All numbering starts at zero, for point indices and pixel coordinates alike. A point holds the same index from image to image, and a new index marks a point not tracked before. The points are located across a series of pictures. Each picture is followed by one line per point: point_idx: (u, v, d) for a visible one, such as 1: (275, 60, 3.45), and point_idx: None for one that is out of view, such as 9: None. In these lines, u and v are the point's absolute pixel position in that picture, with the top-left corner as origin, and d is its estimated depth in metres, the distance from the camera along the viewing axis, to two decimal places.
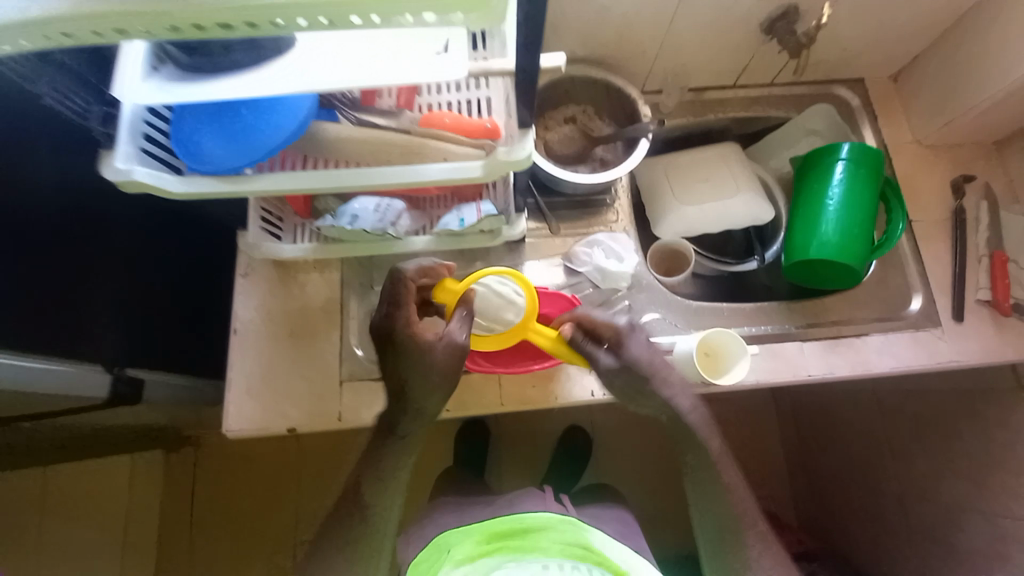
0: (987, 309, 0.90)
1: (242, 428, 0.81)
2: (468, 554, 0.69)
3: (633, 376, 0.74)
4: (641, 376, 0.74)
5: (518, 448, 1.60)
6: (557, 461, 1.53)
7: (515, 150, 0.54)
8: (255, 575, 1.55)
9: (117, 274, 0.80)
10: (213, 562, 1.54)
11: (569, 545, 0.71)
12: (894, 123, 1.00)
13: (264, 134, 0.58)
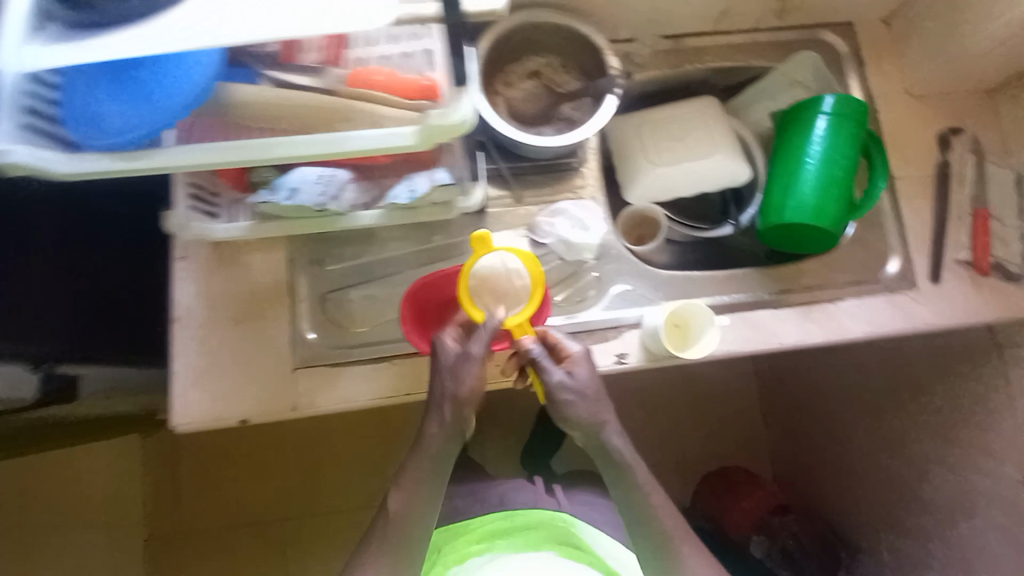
0: (966, 269, 0.87)
1: (192, 422, 0.77)
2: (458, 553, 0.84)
3: (584, 402, 0.73)
4: (587, 403, 0.73)
5: (498, 418, 1.60)
6: (539, 429, 1.54)
7: (451, 113, 0.47)
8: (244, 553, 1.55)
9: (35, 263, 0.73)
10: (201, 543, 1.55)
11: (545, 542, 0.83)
12: (883, 70, 0.92)
13: (169, 97, 0.49)
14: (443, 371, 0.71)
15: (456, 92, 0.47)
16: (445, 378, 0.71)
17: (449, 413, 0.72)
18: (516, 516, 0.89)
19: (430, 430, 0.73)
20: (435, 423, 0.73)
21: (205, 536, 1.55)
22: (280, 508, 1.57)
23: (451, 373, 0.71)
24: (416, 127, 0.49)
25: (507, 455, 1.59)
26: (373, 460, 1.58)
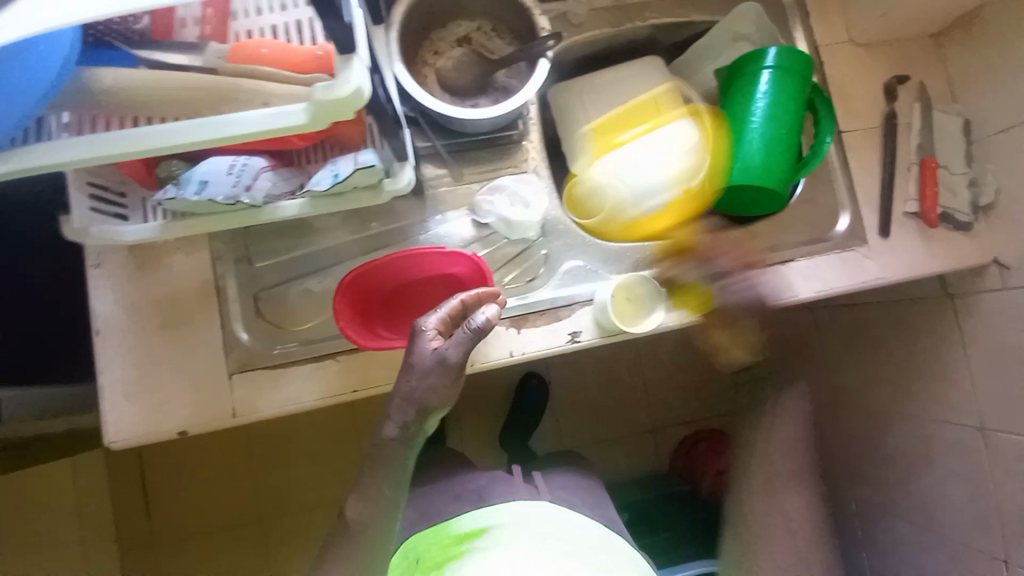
0: (916, 221, 0.86)
1: (125, 439, 0.72)
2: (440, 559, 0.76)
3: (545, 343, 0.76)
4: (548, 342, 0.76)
5: (474, 402, 1.59)
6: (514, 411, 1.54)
7: (337, 86, 0.42)
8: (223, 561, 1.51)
9: None
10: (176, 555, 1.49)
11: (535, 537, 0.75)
12: (829, 20, 0.89)
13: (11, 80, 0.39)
14: (412, 365, 0.68)
15: (342, 60, 0.42)
16: (413, 375, 0.67)
17: (411, 415, 0.68)
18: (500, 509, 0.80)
19: (388, 433, 0.69)
20: (395, 425, 0.69)
21: (179, 547, 1.49)
22: (256, 509, 1.52)
23: (421, 370, 0.67)
24: (305, 104, 0.44)
25: (484, 438, 1.58)
26: (349, 453, 1.54)
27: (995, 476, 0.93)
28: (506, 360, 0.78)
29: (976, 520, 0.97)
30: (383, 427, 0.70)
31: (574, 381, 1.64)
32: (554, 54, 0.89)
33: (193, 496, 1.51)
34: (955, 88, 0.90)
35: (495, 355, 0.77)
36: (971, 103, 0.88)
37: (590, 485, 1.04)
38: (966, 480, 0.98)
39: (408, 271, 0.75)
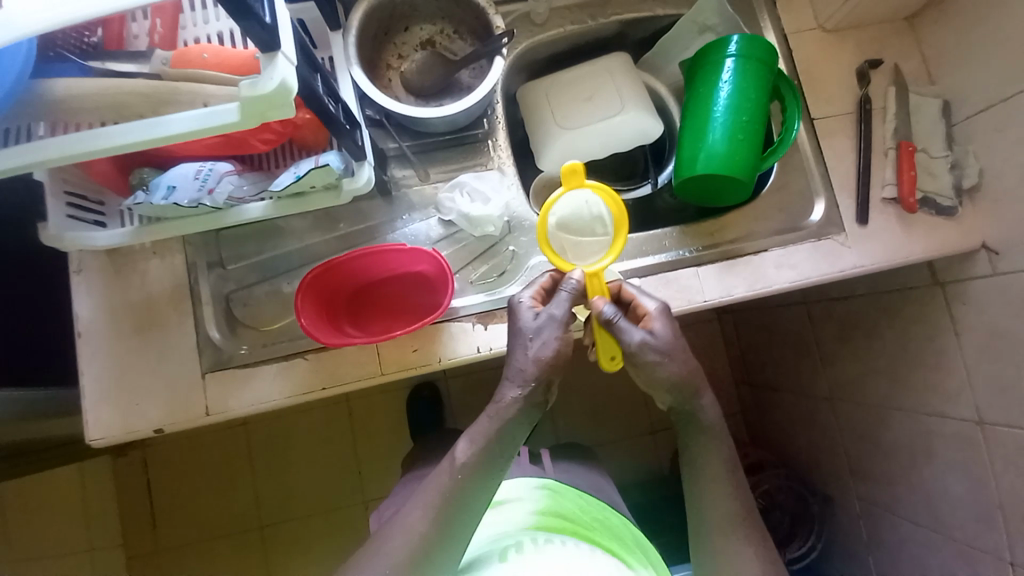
0: (894, 207, 0.84)
1: (106, 436, 0.75)
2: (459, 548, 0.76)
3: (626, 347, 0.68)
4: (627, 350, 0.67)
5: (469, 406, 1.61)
6: None
7: (262, 82, 0.44)
8: (223, 563, 1.56)
9: None
10: (182, 552, 1.57)
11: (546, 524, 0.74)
12: (794, 7, 0.88)
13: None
14: (524, 335, 0.66)
15: (266, 59, 0.44)
16: (530, 341, 0.65)
17: (533, 375, 0.64)
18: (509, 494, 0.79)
19: (509, 394, 0.65)
20: (516, 385, 0.64)
21: (186, 552, 1.57)
22: (258, 515, 1.58)
23: (536, 332, 0.66)
24: (237, 103, 0.46)
25: None
26: (347, 459, 1.60)
27: (996, 469, 0.89)
28: (474, 356, 0.78)
29: (980, 516, 0.93)
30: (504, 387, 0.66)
31: (569, 382, 1.63)
32: (522, 52, 0.90)
33: (201, 504, 1.59)
34: (930, 69, 0.87)
35: (462, 351, 0.77)
36: (947, 84, 0.86)
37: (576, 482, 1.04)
38: (967, 476, 0.94)
39: (375, 269, 0.78)
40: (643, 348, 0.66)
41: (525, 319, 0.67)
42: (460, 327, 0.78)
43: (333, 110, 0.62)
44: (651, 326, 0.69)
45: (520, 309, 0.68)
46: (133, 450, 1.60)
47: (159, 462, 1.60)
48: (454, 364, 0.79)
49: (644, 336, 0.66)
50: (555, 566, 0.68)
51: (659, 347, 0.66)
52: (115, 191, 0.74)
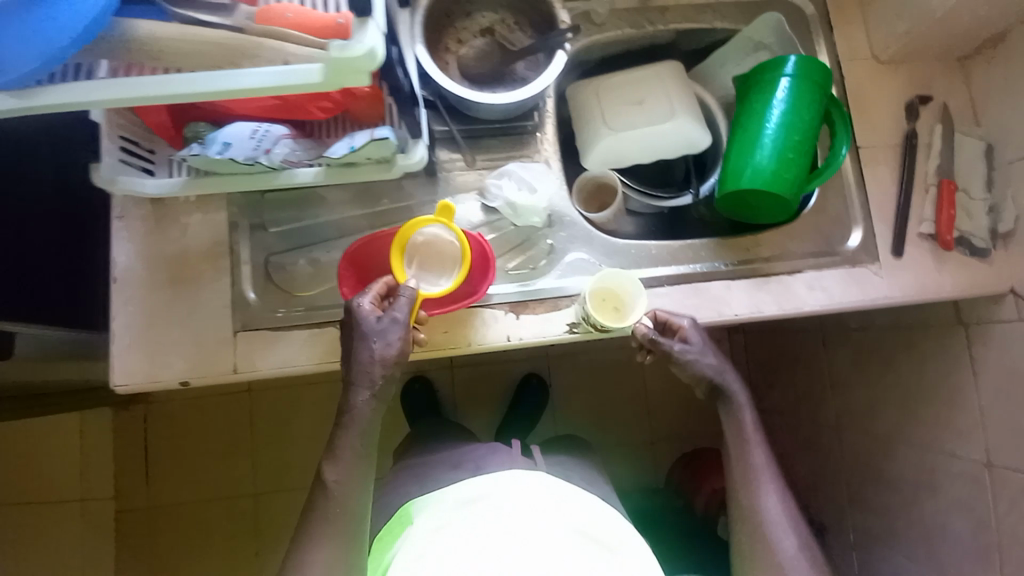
0: (930, 242, 0.85)
1: (131, 383, 0.75)
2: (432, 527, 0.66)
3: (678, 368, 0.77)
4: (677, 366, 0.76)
5: (475, 399, 1.66)
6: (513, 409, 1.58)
7: (351, 45, 0.44)
8: (213, 527, 1.58)
9: None
10: (172, 511, 1.58)
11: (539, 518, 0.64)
12: (851, 34, 0.89)
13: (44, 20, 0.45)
14: (366, 338, 0.68)
15: (357, 23, 0.44)
16: (370, 343, 0.68)
17: (380, 375, 0.69)
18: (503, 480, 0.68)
19: (359, 398, 0.69)
20: (365, 388, 0.69)
21: (174, 514, 1.58)
22: (252, 483, 1.60)
23: (381, 335, 0.68)
24: (321, 64, 0.47)
25: (485, 428, 1.65)
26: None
27: (1000, 511, 0.90)
28: (503, 344, 0.79)
29: (978, 556, 0.93)
30: (352, 383, 0.69)
31: (575, 385, 1.67)
32: (577, 50, 0.91)
33: (195, 468, 1.59)
34: (978, 111, 0.88)
35: (493, 337, 0.79)
36: (993, 126, 0.86)
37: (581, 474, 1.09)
38: (969, 517, 0.95)
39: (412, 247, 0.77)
40: (686, 354, 0.76)
41: (369, 324, 0.68)
42: (492, 313, 0.79)
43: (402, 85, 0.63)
44: (687, 337, 0.77)
45: (365, 316, 0.69)
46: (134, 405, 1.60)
47: (159, 420, 1.60)
48: (482, 350, 0.80)
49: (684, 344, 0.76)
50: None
51: (698, 353, 0.76)
52: (168, 142, 0.75)
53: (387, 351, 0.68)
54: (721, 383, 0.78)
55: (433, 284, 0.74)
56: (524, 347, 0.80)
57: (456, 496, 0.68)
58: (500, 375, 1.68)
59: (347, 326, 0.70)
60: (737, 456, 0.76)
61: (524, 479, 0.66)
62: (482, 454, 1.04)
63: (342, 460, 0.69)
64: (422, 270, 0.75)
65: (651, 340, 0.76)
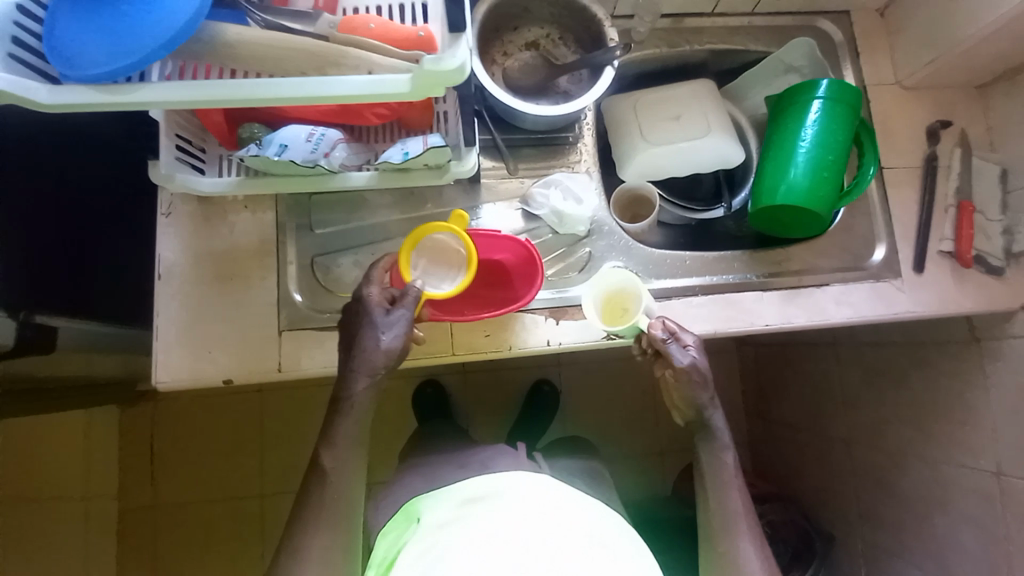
0: (950, 260, 0.89)
1: (173, 381, 0.75)
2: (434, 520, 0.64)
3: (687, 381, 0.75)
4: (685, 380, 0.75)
5: (484, 402, 1.67)
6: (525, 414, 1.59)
7: (445, 59, 0.46)
8: (217, 526, 1.56)
9: None
10: (176, 509, 1.56)
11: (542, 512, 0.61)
12: (876, 62, 0.94)
13: (142, 26, 0.47)
14: (367, 329, 0.66)
15: (451, 39, 0.46)
16: (371, 334, 0.66)
17: (382, 365, 0.66)
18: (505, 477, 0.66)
19: (357, 385, 0.66)
20: (364, 375, 0.66)
21: (178, 513, 1.56)
22: (258, 484, 1.58)
23: (383, 326, 0.66)
24: (408, 75, 0.48)
25: (496, 432, 1.65)
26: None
27: (1011, 522, 0.93)
28: (542, 348, 0.81)
29: (988, 566, 0.97)
30: (350, 377, 0.66)
31: (584, 391, 1.69)
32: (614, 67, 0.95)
33: (201, 468, 1.58)
34: (993, 137, 0.93)
35: (532, 342, 0.80)
36: (1009, 152, 0.91)
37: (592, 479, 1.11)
38: (981, 528, 0.98)
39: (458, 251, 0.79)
40: (692, 368, 0.74)
41: (371, 313, 0.67)
42: (532, 318, 0.81)
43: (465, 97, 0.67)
44: (693, 350, 0.75)
45: (369, 305, 0.67)
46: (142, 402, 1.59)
47: (167, 417, 1.59)
48: (521, 353, 0.82)
49: (693, 358, 0.75)
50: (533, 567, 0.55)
51: (701, 372, 0.75)
52: (222, 141, 0.76)
53: (387, 343, 0.66)
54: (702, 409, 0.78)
55: (436, 285, 0.74)
56: (563, 351, 0.82)
57: (468, 491, 0.66)
58: (510, 380, 1.69)
59: (351, 316, 0.68)
60: (724, 482, 0.76)
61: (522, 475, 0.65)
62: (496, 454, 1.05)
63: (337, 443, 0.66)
64: (428, 272, 0.75)
65: (663, 345, 0.74)
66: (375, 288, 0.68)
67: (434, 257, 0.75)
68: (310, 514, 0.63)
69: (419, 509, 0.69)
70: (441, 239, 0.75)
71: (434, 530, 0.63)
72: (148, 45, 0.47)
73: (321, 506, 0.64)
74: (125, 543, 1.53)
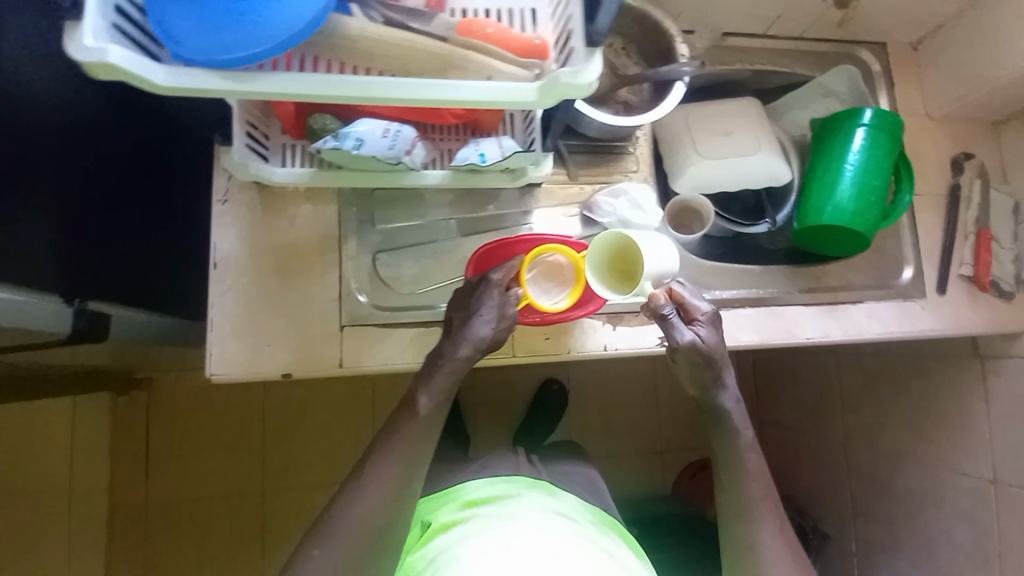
0: (968, 283, 0.95)
1: (229, 373, 0.73)
2: (448, 518, 0.72)
3: (697, 364, 0.70)
4: (699, 363, 0.70)
5: (486, 408, 1.58)
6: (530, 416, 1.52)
7: (581, 72, 0.47)
8: (213, 525, 1.44)
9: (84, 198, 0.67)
10: (168, 508, 1.43)
11: (545, 507, 0.71)
12: (908, 92, 1.00)
13: (270, 13, 0.46)
14: (481, 308, 0.66)
15: (587, 53, 0.48)
16: (482, 315, 0.65)
17: (487, 347, 0.66)
18: (505, 482, 0.78)
19: (460, 352, 0.64)
20: (469, 345, 0.65)
21: (170, 510, 1.43)
22: (259, 481, 1.47)
23: (496, 309, 0.66)
24: (537, 82, 0.49)
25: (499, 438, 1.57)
26: (359, 434, 1.51)
27: (1004, 525, 1.01)
28: (599, 353, 0.83)
29: (979, 564, 1.05)
30: (453, 348, 0.65)
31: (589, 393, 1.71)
32: None
33: (198, 462, 1.46)
34: (1007, 170, 1.00)
35: (590, 345, 0.82)
36: (1020, 186, 0.98)
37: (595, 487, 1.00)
38: (975, 529, 1.06)
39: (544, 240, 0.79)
40: (691, 347, 0.69)
41: (488, 293, 0.67)
42: (590, 323, 0.82)
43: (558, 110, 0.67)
44: (698, 329, 0.71)
45: (489, 285, 0.67)
46: (135, 390, 1.45)
47: (163, 407, 1.46)
48: (578, 356, 0.84)
49: (693, 337, 0.70)
50: (541, 539, 0.63)
51: (706, 355, 0.69)
52: (288, 131, 0.73)
53: (494, 328, 0.65)
54: (717, 368, 0.70)
55: (540, 293, 0.75)
56: (617, 356, 0.84)
57: (464, 486, 0.80)
58: (511, 382, 1.61)
59: (469, 290, 0.68)
60: None
61: (523, 486, 0.77)
62: (490, 461, 0.99)
63: (436, 383, 0.63)
64: (531, 282, 0.76)
65: (658, 316, 0.70)
66: (499, 272, 0.68)
67: (552, 270, 0.76)
68: (392, 439, 0.61)
69: (424, 515, 0.78)
70: (560, 258, 0.76)
71: (447, 515, 0.73)
72: (277, 33, 0.45)
73: (409, 445, 0.61)
74: (114, 545, 1.40)
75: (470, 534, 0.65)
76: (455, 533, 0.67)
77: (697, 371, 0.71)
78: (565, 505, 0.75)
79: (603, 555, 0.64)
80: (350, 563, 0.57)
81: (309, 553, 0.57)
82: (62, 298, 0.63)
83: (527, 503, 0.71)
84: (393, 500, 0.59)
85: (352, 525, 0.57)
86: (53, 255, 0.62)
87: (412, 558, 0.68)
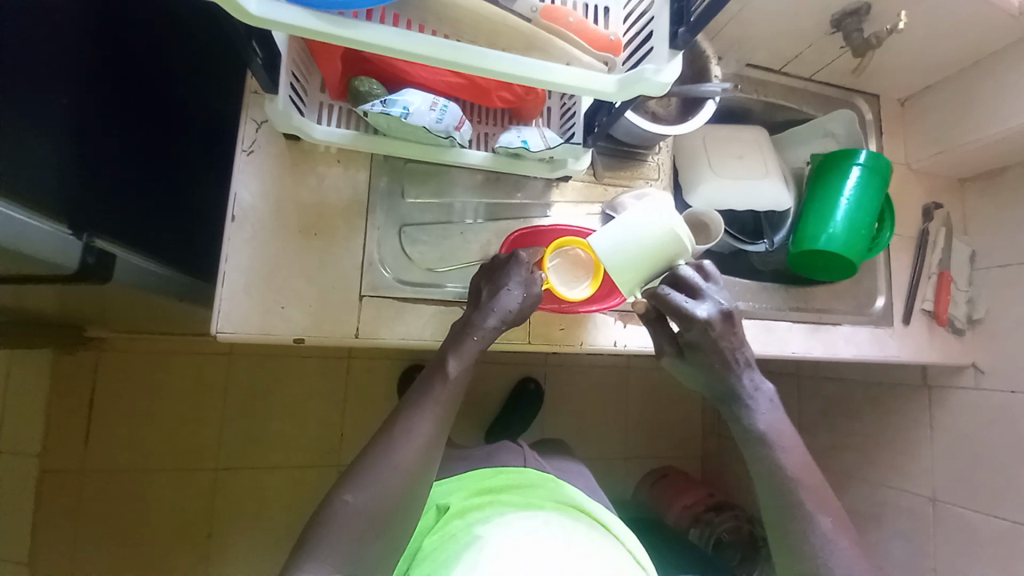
0: (929, 318, 1.06)
1: (237, 332, 0.70)
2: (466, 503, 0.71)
3: (697, 366, 0.75)
4: (701, 365, 0.74)
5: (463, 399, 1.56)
6: (506, 410, 1.52)
7: (663, 73, 0.51)
8: (157, 497, 1.34)
9: (97, 126, 0.63)
10: (106, 476, 1.31)
11: (561, 503, 0.72)
12: (894, 142, 1.11)
13: None
14: (510, 284, 0.68)
15: (669, 55, 0.51)
16: (510, 290, 0.67)
17: (515, 321, 0.67)
18: (519, 473, 0.78)
19: (488, 323, 0.66)
20: (496, 316, 0.66)
21: (111, 480, 1.32)
22: (214, 455, 1.38)
23: (522, 286, 0.68)
24: (617, 78, 0.52)
25: (472, 431, 1.55)
26: (331, 417, 1.46)
27: (938, 541, 1.12)
28: (608, 348, 0.84)
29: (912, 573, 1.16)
30: (482, 318, 0.66)
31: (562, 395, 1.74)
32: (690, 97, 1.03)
33: (147, 430, 1.35)
34: (967, 223, 1.13)
35: (601, 340, 0.83)
36: (976, 238, 1.11)
37: (586, 483, 1.01)
38: (911, 543, 1.17)
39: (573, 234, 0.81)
40: (671, 360, 0.78)
41: (516, 270, 0.69)
42: (603, 319, 0.84)
43: (608, 107, 0.70)
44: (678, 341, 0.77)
45: (519, 262, 0.69)
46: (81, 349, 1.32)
47: (113, 369, 1.34)
48: (587, 350, 0.85)
49: (674, 349, 0.77)
50: (564, 532, 0.64)
51: (690, 368, 0.76)
52: (328, 90, 0.72)
53: (520, 303, 0.67)
54: (726, 379, 0.74)
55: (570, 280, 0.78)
56: (625, 353, 0.86)
57: (475, 475, 0.79)
58: (491, 378, 1.58)
59: (497, 266, 0.70)
60: None
61: (542, 481, 0.77)
62: (485, 450, 0.99)
63: (465, 349, 0.64)
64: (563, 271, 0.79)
65: (651, 322, 0.78)
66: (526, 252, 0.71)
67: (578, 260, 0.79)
68: (426, 409, 0.61)
69: (437, 499, 0.77)
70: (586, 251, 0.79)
71: (462, 500, 0.72)
72: None
73: (444, 416, 0.61)
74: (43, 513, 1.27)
75: (492, 520, 0.65)
76: (478, 518, 0.66)
77: (702, 371, 0.75)
78: (576, 496, 0.76)
79: (612, 544, 0.67)
80: (369, 532, 0.55)
81: (327, 520, 0.55)
82: (70, 230, 0.59)
83: (548, 499, 0.72)
84: (424, 468, 0.58)
85: (379, 493, 0.56)
86: (63, 182, 0.58)
87: (430, 542, 0.67)
